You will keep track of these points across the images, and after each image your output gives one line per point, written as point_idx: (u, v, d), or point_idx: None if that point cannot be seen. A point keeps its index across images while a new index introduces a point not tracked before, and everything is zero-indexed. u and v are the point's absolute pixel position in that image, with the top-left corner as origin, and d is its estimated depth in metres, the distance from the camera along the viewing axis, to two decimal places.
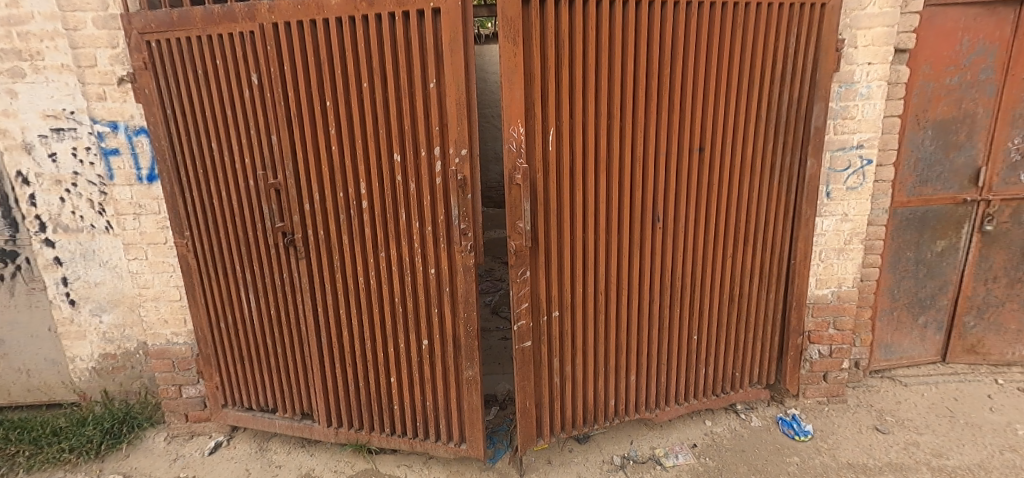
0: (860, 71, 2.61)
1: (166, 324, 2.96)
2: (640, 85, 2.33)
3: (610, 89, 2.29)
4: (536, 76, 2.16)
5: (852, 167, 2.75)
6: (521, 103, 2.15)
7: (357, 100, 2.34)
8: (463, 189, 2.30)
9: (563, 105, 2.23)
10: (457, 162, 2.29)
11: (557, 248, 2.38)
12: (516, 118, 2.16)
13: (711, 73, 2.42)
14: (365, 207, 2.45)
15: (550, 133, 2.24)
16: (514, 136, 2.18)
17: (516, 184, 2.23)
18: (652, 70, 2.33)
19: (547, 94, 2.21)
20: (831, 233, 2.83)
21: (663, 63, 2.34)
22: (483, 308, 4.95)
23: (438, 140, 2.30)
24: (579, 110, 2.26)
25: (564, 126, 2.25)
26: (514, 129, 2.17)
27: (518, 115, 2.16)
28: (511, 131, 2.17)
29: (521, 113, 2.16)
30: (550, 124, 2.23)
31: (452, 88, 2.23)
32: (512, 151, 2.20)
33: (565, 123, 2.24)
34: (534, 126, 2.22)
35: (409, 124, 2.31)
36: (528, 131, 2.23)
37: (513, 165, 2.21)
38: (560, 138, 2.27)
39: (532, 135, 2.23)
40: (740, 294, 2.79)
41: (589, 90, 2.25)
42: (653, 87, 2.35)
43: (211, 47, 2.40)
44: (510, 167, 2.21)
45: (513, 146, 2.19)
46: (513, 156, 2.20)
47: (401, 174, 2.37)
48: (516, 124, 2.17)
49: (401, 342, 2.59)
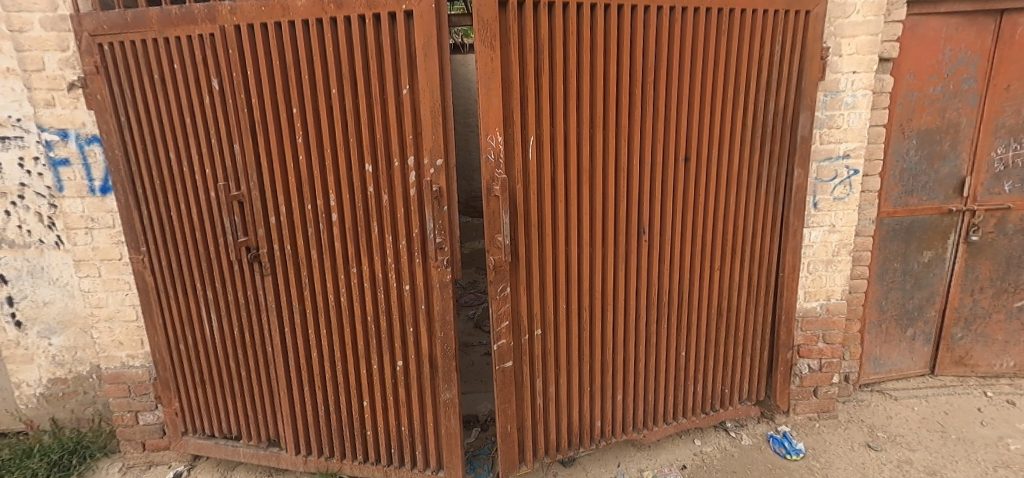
0: (845, 80, 2.57)
1: (121, 346, 2.76)
2: (624, 93, 2.24)
3: (592, 97, 2.20)
4: (515, 82, 2.05)
5: (838, 177, 2.70)
6: (500, 110, 2.04)
7: (326, 107, 2.20)
8: (439, 200, 2.18)
9: (544, 113, 2.13)
10: (432, 172, 2.17)
11: (538, 262, 2.26)
12: (494, 126, 2.05)
13: (696, 81, 2.34)
14: (334, 220, 2.30)
15: (530, 142, 2.13)
16: (493, 145, 2.06)
17: (495, 195, 2.10)
18: (636, 77, 2.24)
19: (526, 101, 2.10)
20: (819, 244, 2.77)
21: (647, 70, 2.25)
22: (466, 322, 4.80)
23: (412, 150, 2.18)
24: (560, 118, 2.15)
25: (545, 135, 2.14)
26: (493, 138, 2.05)
27: (497, 123, 2.05)
28: (489, 140, 2.05)
29: (499, 121, 2.05)
30: (530, 133, 2.12)
31: (427, 95, 2.11)
32: (490, 161, 2.07)
33: (546, 132, 2.14)
34: (513, 135, 2.11)
35: (381, 133, 2.18)
36: (507, 140, 2.11)
37: (491, 176, 2.09)
38: (540, 148, 2.16)
39: (511, 144, 2.12)
40: (728, 308, 2.70)
41: (570, 97, 2.15)
42: (637, 95, 2.26)
43: (168, 50, 2.25)
44: (488, 177, 2.09)
45: (491, 155, 2.07)
46: (492, 166, 2.08)
47: (373, 185, 2.24)
48: (495, 132, 2.05)
49: (374, 364, 2.44)
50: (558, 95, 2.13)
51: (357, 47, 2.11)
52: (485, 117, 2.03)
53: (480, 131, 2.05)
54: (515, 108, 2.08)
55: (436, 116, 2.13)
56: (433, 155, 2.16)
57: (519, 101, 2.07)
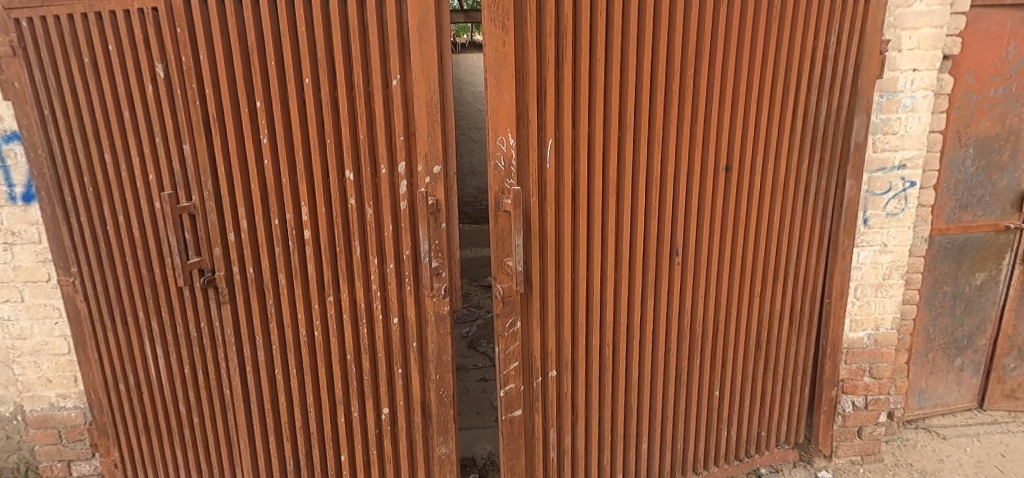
0: (904, 79, 2.24)
1: (49, 384, 2.30)
2: (659, 88, 1.86)
3: (623, 93, 1.82)
4: (530, 73, 1.68)
5: (893, 190, 2.36)
6: (512, 107, 1.67)
7: (298, 100, 1.79)
8: (436, 214, 1.79)
9: (565, 110, 1.74)
10: (428, 182, 1.78)
11: (555, 291, 1.88)
12: (505, 126, 1.68)
13: (741, 77, 1.98)
14: (307, 237, 1.89)
15: (548, 146, 1.75)
16: (503, 149, 1.69)
17: (503, 210, 1.72)
18: (673, 69, 1.86)
19: (544, 96, 1.72)
20: (868, 266, 2.43)
21: (687, 61, 1.88)
22: (459, 342, 4.44)
23: (403, 154, 1.78)
24: (585, 118, 1.77)
25: (566, 138, 1.76)
26: (503, 141, 1.68)
27: (508, 123, 1.68)
28: (499, 142, 1.68)
29: (511, 120, 1.68)
30: (549, 134, 1.74)
31: (422, 87, 1.72)
32: (500, 168, 1.70)
33: (567, 133, 1.76)
34: (528, 136, 1.73)
35: (365, 133, 1.78)
36: (520, 142, 1.74)
37: (500, 186, 1.72)
38: (560, 152, 1.79)
39: (526, 148, 1.74)
40: (768, 340, 2.34)
41: (597, 92, 1.77)
42: (674, 91, 1.88)
43: (101, 28, 1.82)
44: (496, 188, 1.71)
45: (501, 162, 1.70)
46: (501, 174, 1.71)
47: (355, 196, 1.84)
48: (506, 134, 1.68)
49: (354, 413, 2.02)
50: (583, 89, 1.74)
51: (336, 25, 1.71)
52: (494, 114, 1.66)
53: (488, 132, 1.68)
54: (530, 104, 1.70)
55: (433, 114, 1.75)
56: (428, 161, 1.77)
57: (534, 95, 1.70)
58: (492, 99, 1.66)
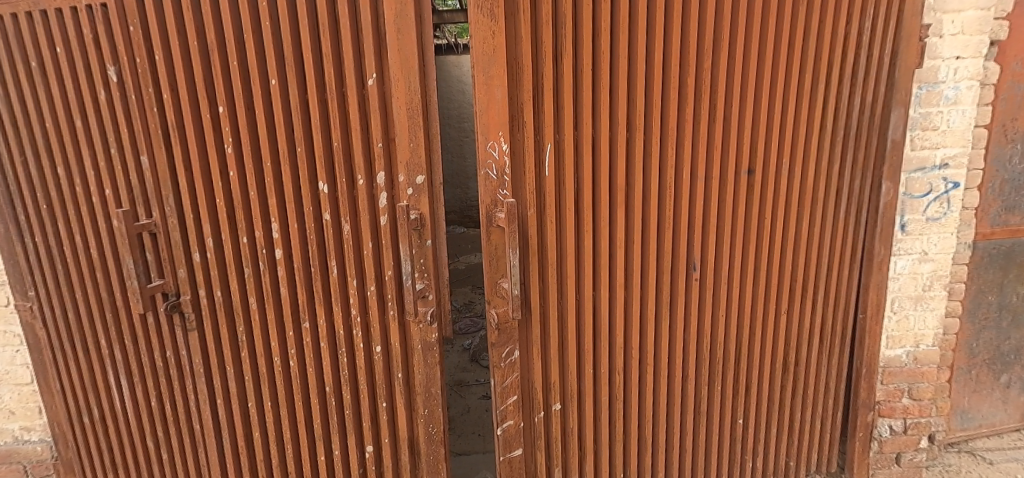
0: (946, 68, 2.00)
1: (12, 415, 2.13)
2: (672, 83, 1.63)
3: (631, 89, 1.60)
4: (525, 69, 1.47)
5: (934, 192, 2.12)
6: (504, 108, 1.46)
7: (264, 104, 1.60)
8: (421, 231, 1.59)
9: (564, 110, 1.53)
10: (411, 194, 1.58)
11: (556, 314, 1.67)
12: (496, 129, 1.47)
13: (763, 69, 1.75)
14: (279, 257, 1.69)
15: (546, 151, 1.54)
16: (495, 156, 1.48)
17: (497, 225, 1.51)
18: (688, 61, 1.64)
19: (541, 93, 1.51)
20: (907, 276, 2.19)
21: (703, 52, 1.65)
22: (462, 356, 4.26)
23: (383, 163, 1.58)
24: (588, 118, 1.56)
25: (566, 142, 1.55)
26: (494, 146, 1.48)
27: (500, 126, 1.47)
28: (490, 148, 1.48)
29: (503, 123, 1.47)
30: (546, 138, 1.53)
31: (402, 87, 1.52)
32: (491, 178, 1.49)
33: (568, 137, 1.55)
34: (523, 141, 1.52)
35: (339, 140, 1.58)
36: (514, 147, 1.53)
37: (491, 198, 1.51)
38: (560, 158, 1.58)
39: (521, 154, 1.53)
40: (795, 361, 2.11)
41: (601, 89, 1.55)
42: (689, 86, 1.65)
43: (48, 28, 1.64)
44: (488, 201, 1.51)
45: (492, 170, 1.49)
46: (493, 184, 1.50)
47: (331, 210, 1.64)
48: (497, 138, 1.48)
49: (335, 450, 1.82)
50: (585, 85, 1.53)
51: (303, 18, 1.51)
52: (484, 115, 1.46)
53: (477, 136, 1.48)
54: (525, 103, 1.49)
55: (415, 117, 1.54)
56: (411, 170, 1.57)
57: (529, 94, 1.49)
58: (480, 99, 1.45)
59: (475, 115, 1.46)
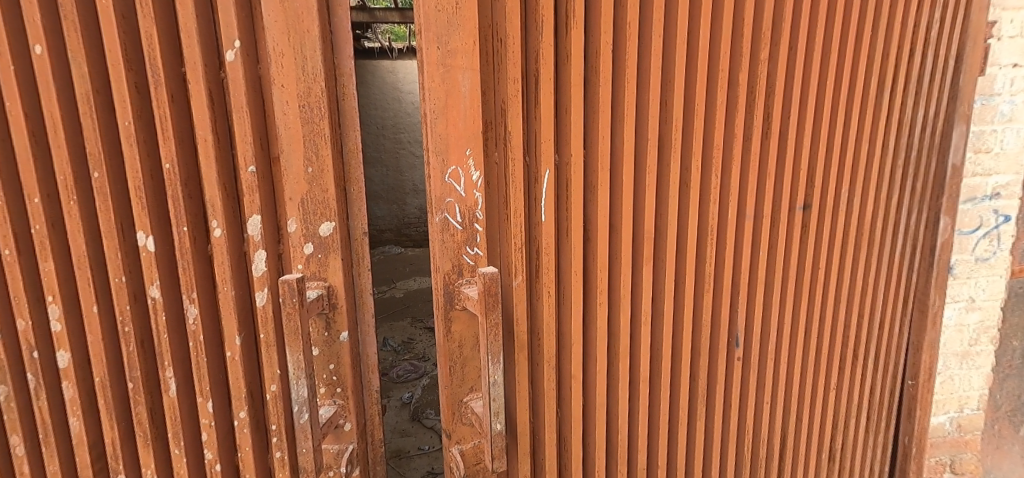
0: (1003, 78, 1.62)
1: None
2: (722, 79, 1.09)
3: (666, 88, 1.03)
4: (511, 44, 0.87)
5: (983, 227, 1.75)
6: (476, 108, 0.86)
7: (22, 91, 0.85)
8: (330, 317, 0.92)
9: (573, 115, 0.93)
10: (310, 256, 0.90)
11: (555, 432, 1.09)
12: (461, 146, 0.87)
13: (831, 66, 1.25)
14: (65, 367, 0.93)
15: (544, 181, 0.95)
16: (460, 190, 0.88)
17: (461, 307, 0.91)
18: (744, 48, 1.09)
19: (536, 86, 0.91)
20: (953, 330, 1.80)
21: (760, 36, 1.12)
22: (400, 412, 3.53)
23: (258, 200, 0.89)
24: (608, 130, 0.97)
25: (575, 167, 0.96)
26: (459, 175, 0.87)
27: (468, 140, 0.87)
28: (451, 178, 0.87)
29: (475, 135, 0.87)
30: (545, 160, 0.94)
31: (289, 67, 0.84)
32: (453, 228, 0.89)
33: (576, 160, 0.96)
34: (504, 165, 0.93)
35: (172, 158, 0.87)
36: (489, 174, 0.94)
37: (453, 263, 0.91)
38: (562, 193, 0.99)
39: (504, 185, 0.94)
40: (840, 446, 1.64)
41: (628, 82, 0.97)
42: (742, 85, 1.11)
43: None
44: (447, 267, 0.90)
45: (455, 214, 0.89)
46: (456, 240, 0.90)
47: (159, 283, 0.91)
48: (463, 160, 0.87)
49: None
50: (605, 76, 0.94)
51: None
52: (441, 120, 0.85)
53: (427, 157, 0.86)
54: (513, 101, 0.89)
55: (317, 120, 0.87)
56: (309, 212, 0.89)
57: (517, 87, 0.89)
58: (435, 92, 0.83)
59: (427, 120, 0.85)
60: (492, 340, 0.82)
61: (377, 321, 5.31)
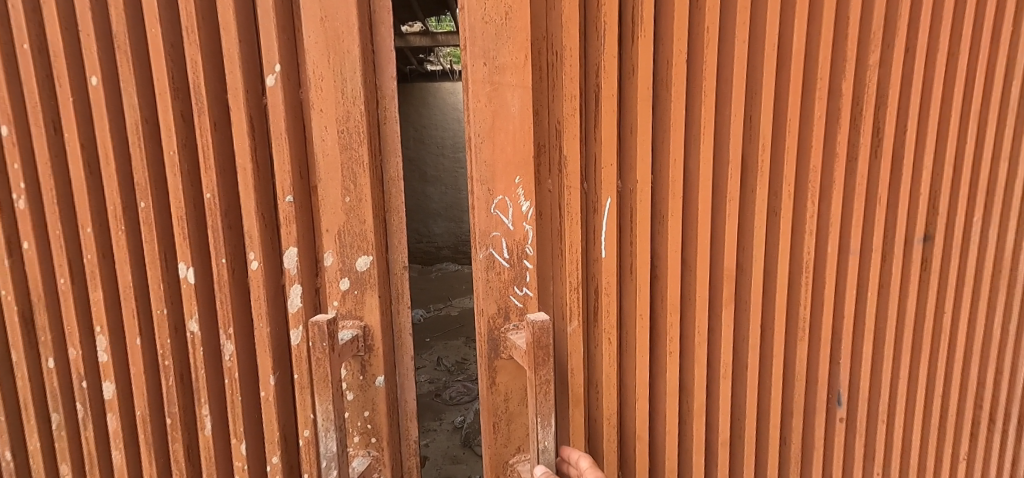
0: None
1: None
2: (820, 90, 0.92)
3: (751, 101, 0.89)
4: (567, 56, 0.77)
5: None
6: (526, 131, 0.77)
7: (77, 122, 0.85)
8: (366, 359, 0.85)
9: (639, 135, 0.81)
10: (347, 292, 0.84)
11: None
12: (509, 173, 0.77)
13: (962, 69, 1.03)
14: (110, 398, 0.92)
15: (605, 211, 0.83)
16: (508, 222, 0.79)
17: (506, 357, 0.82)
18: (847, 52, 0.92)
19: (597, 104, 0.80)
20: None
21: (867, 36, 0.94)
22: (453, 436, 3.46)
23: (295, 231, 0.83)
24: (681, 152, 0.84)
25: (641, 195, 0.83)
26: (506, 205, 0.78)
27: (517, 166, 0.78)
28: (498, 208, 0.78)
29: (525, 161, 0.78)
30: (605, 187, 0.82)
31: (329, 91, 0.79)
32: (499, 265, 0.80)
33: (643, 187, 0.83)
34: (558, 194, 0.83)
35: (212, 187, 0.83)
36: (540, 203, 0.84)
37: (499, 304, 0.82)
38: (627, 224, 0.86)
39: (559, 216, 0.83)
40: None
41: (706, 96, 0.83)
42: (846, 95, 0.94)
43: None
44: (493, 310, 0.81)
45: (501, 250, 0.79)
46: (503, 279, 0.81)
47: (197, 316, 0.87)
48: (512, 189, 0.78)
49: None
50: (677, 90, 0.81)
51: None
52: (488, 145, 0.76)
53: (472, 186, 0.78)
54: (569, 121, 0.78)
55: (356, 146, 0.81)
56: (346, 245, 0.83)
57: (574, 105, 0.78)
58: (481, 114, 0.75)
59: (472, 145, 0.76)
60: (540, 401, 0.70)
61: (433, 339, 5.32)
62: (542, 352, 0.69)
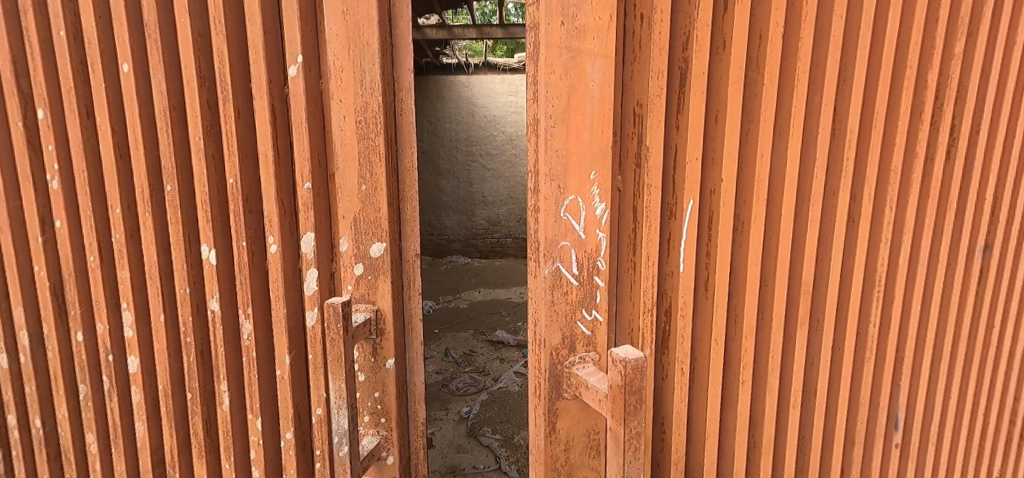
0: None
1: None
2: (909, 79, 0.91)
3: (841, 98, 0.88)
4: (656, 37, 0.77)
5: None
6: (603, 117, 0.79)
7: (110, 107, 0.89)
8: (377, 342, 0.88)
9: (726, 126, 0.81)
10: (361, 277, 0.88)
11: None
12: (586, 163, 0.80)
13: (1002, 69, 1.00)
14: (136, 371, 0.97)
15: (686, 214, 0.84)
16: (580, 224, 0.82)
17: (569, 393, 0.87)
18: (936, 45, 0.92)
19: (685, 91, 0.80)
20: None
21: (955, 22, 0.93)
22: (458, 426, 3.54)
23: (313, 217, 0.87)
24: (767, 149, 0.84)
25: (725, 198, 0.84)
26: (579, 207, 0.81)
27: (593, 161, 0.80)
28: (569, 212, 0.81)
29: (602, 154, 0.80)
30: (689, 189, 0.83)
31: (348, 83, 0.83)
32: (567, 279, 0.84)
33: (727, 187, 0.84)
34: (631, 193, 0.85)
35: (236, 174, 0.87)
36: (619, 203, 0.86)
37: (566, 320, 0.86)
38: (707, 226, 0.87)
39: (632, 224, 0.86)
40: None
41: (800, 88, 0.83)
42: (930, 86, 0.93)
43: None
44: (557, 340, 0.86)
45: (570, 262, 0.83)
46: (572, 293, 0.85)
47: (219, 295, 0.91)
48: (586, 183, 0.81)
49: None
50: (770, 73, 0.81)
51: None
52: (572, 134, 0.78)
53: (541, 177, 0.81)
54: (656, 104, 0.79)
55: (372, 136, 0.84)
56: (361, 231, 0.87)
57: (659, 85, 0.79)
58: (557, 87, 0.76)
59: (556, 135, 0.78)
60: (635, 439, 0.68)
61: (441, 330, 5.39)
62: (633, 398, 0.66)
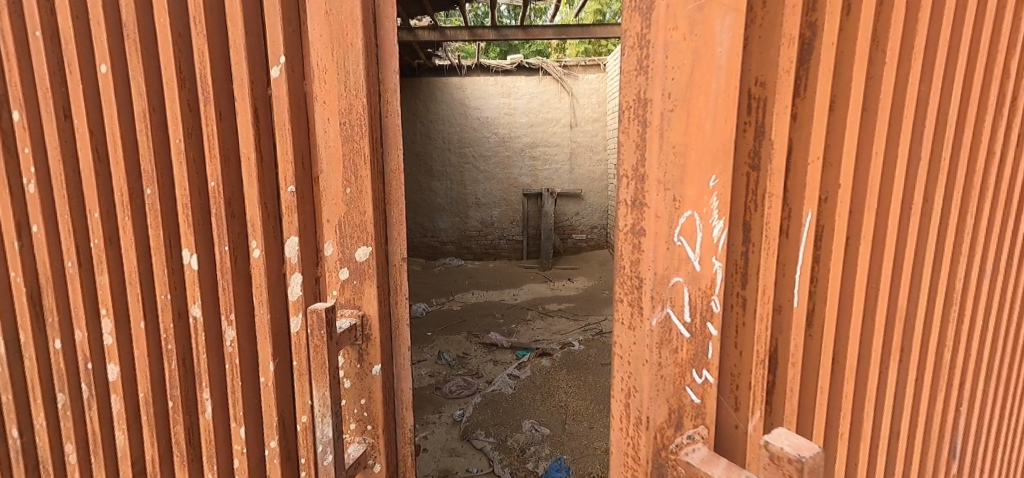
0: None
1: None
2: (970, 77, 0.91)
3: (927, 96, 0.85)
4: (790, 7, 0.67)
5: None
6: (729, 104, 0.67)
7: (89, 110, 0.87)
8: (363, 348, 0.87)
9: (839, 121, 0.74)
10: (346, 282, 0.86)
11: None
12: (708, 161, 0.68)
13: (1000, 70, 1.00)
14: (117, 379, 0.95)
15: (796, 226, 0.76)
16: (696, 253, 0.71)
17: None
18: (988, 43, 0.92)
19: (805, 76, 0.71)
20: None
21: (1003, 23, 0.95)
22: (452, 429, 3.52)
23: (297, 221, 0.85)
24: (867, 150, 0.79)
25: (834, 206, 0.77)
26: (697, 228, 0.70)
27: (714, 162, 0.69)
28: (685, 242, 0.71)
29: (720, 150, 0.68)
30: (809, 201, 0.75)
31: (332, 84, 0.81)
32: (677, 325, 0.74)
33: (839, 192, 0.77)
34: (742, 203, 0.74)
35: (218, 178, 0.85)
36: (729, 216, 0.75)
37: (675, 370, 0.76)
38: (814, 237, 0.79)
39: (743, 244, 0.76)
40: None
41: (911, 77, 0.80)
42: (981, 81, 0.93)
43: None
44: (665, 403, 0.76)
45: (683, 303, 0.73)
46: (683, 339, 0.75)
47: (201, 301, 0.89)
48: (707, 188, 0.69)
49: None
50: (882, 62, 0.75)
51: None
52: (695, 121, 0.67)
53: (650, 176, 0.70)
54: (784, 84, 0.70)
55: (357, 138, 0.82)
56: (346, 235, 0.85)
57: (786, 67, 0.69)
58: (680, 58, 0.66)
59: (675, 124, 0.68)
60: None
61: (435, 333, 5.37)
62: None
